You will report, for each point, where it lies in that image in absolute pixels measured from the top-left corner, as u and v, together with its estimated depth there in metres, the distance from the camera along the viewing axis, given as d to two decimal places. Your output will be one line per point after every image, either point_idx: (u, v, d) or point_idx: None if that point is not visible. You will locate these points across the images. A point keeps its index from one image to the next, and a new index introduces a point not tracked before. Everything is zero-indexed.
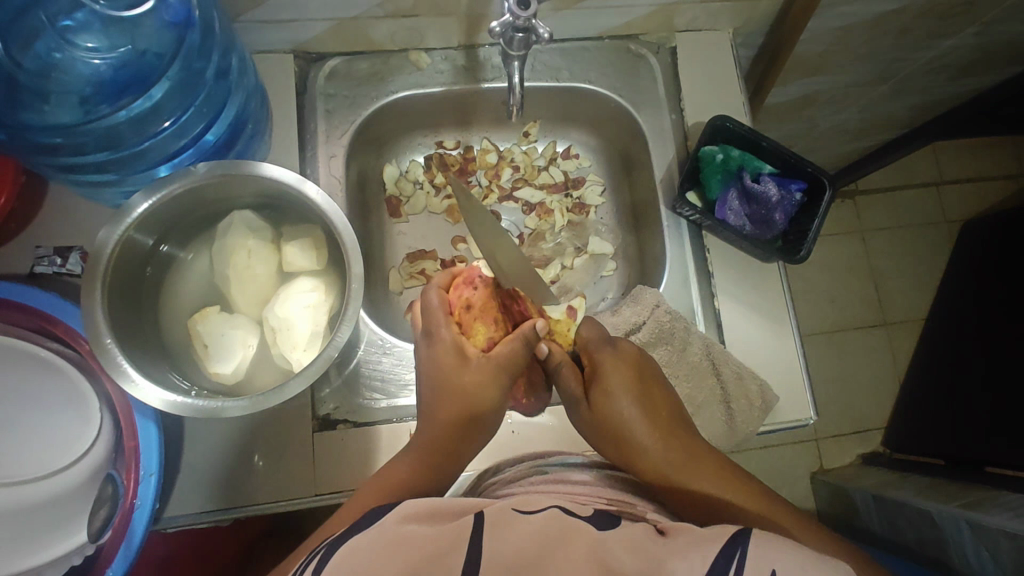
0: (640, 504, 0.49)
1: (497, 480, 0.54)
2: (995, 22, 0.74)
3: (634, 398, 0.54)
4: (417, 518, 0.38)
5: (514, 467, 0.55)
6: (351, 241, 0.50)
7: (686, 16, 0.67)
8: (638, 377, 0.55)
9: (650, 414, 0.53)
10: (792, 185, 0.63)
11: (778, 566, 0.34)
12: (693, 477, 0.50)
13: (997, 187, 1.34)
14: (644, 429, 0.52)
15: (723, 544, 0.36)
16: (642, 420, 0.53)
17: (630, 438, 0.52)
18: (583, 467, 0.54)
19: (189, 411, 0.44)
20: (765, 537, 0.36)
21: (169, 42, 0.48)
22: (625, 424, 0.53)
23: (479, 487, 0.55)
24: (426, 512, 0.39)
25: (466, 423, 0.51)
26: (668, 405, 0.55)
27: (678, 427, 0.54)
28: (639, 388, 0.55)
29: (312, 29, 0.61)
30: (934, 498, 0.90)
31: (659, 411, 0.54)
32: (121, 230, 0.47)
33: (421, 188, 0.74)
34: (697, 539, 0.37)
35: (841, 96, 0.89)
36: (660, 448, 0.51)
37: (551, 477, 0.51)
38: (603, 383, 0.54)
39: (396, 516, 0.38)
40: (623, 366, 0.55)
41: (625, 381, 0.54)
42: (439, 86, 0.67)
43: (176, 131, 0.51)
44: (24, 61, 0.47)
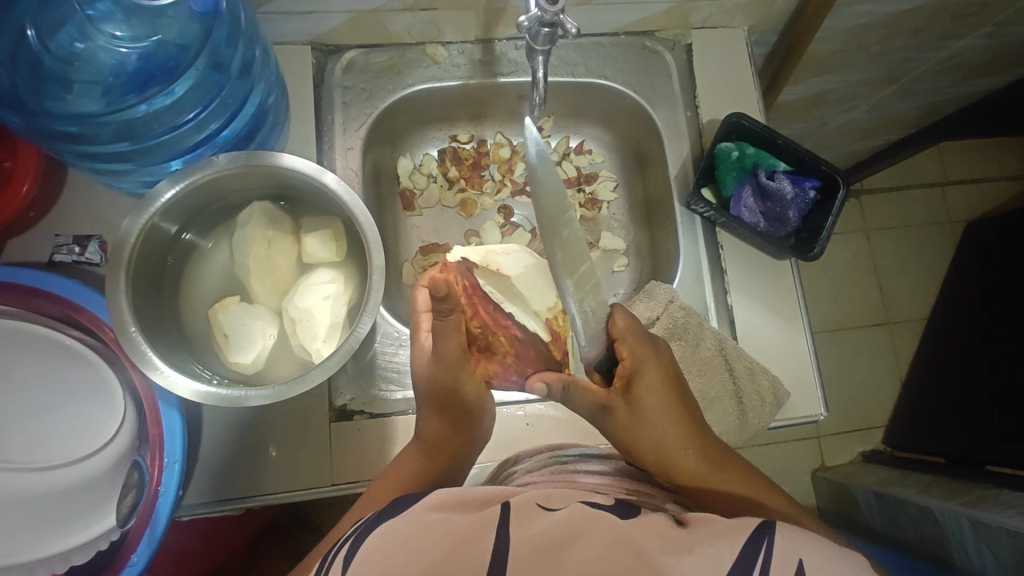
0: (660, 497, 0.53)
1: (519, 469, 0.57)
2: (1007, 24, 0.75)
3: (671, 410, 0.53)
4: (445, 507, 0.40)
5: (534, 458, 0.57)
6: (373, 233, 0.50)
7: (702, 14, 0.68)
8: (670, 384, 0.54)
9: (682, 423, 0.53)
10: (805, 183, 0.64)
11: (804, 556, 0.35)
12: (717, 482, 0.53)
13: (1002, 187, 1.34)
14: (676, 435, 0.53)
15: (749, 534, 0.37)
16: (678, 438, 0.53)
17: (661, 448, 0.53)
18: (597, 459, 0.57)
19: (214, 399, 0.45)
20: (788, 529, 0.37)
21: (195, 34, 0.49)
22: (655, 432, 0.53)
23: (500, 476, 0.57)
24: (456, 502, 0.41)
25: (460, 421, 0.54)
26: (695, 412, 0.55)
27: (702, 430, 0.54)
28: (672, 395, 0.54)
29: (330, 21, 0.61)
30: (936, 495, 0.91)
31: (687, 419, 0.54)
32: (144, 218, 0.47)
33: (434, 182, 0.75)
34: (719, 530, 0.38)
35: (851, 95, 0.89)
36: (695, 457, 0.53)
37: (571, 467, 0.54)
38: (640, 399, 0.53)
39: (425, 505, 0.40)
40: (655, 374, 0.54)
41: (661, 392, 0.53)
42: (456, 80, 0.67)
43: (198, 124, 0.51)
44: (50, 48, 0.47)
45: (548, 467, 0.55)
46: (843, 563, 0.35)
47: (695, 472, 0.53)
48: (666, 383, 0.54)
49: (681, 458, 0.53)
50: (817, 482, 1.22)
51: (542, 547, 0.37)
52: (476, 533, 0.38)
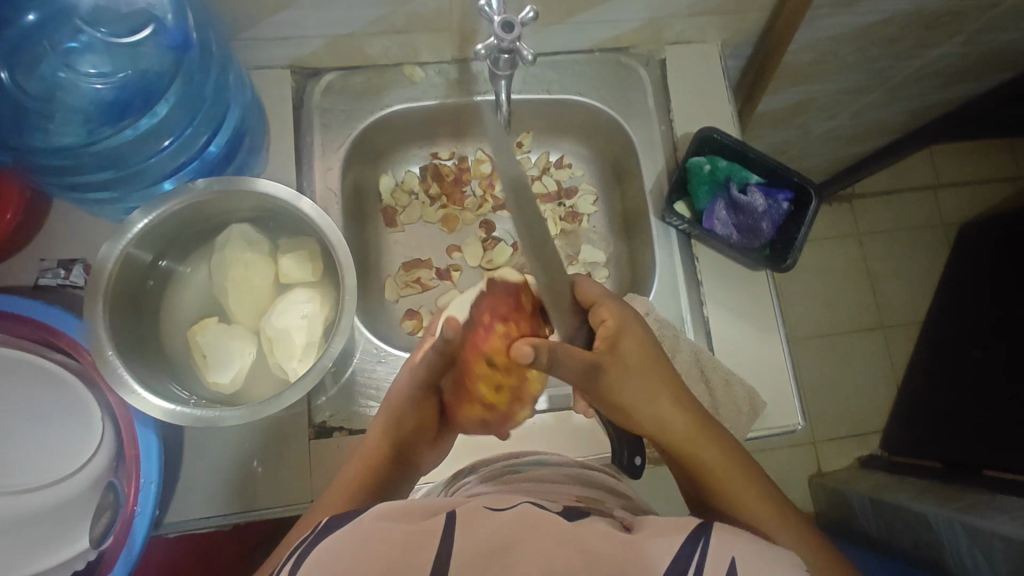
0: (607, 501, 0.49)
1: (472, 479, 0.54)
2: (982, 31, 0.75)
3: (644, 376, 0.52)
4: (391, 516, 0.38)
5: (492, 466, 0.55)
6: (345, 254, 0.51)
7: (674, 29, 0.69)
8: (648, 356, 0.53)
9: (660, 381, 0.53)
10: (778, 195, 0.65)
11: (736, 554, 0.36)
12: (709, 459, 0.51)
13: (993, 191, 1.34)
14: (667, 401, 0.52)
15: (690, 532, 0.38)
16: (665, 402, 0.52)
17: (648, 411, 0.52)
18: (554, 465, 0.55)
19: (190, 420, 0.46)
20: (729, 531, 0.38)
21: (168, 63, 0.50)
22: (623, 397, 0.51)
23: (453, 488, 0.55)
24: (401, 510, 0.39)
25: (400, 447, 0.54)
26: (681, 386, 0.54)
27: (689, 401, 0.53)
28: (644, 366, 0.52)
29: (307, 46, 0.62)
30: (928, 501, 0.90)
31: (669, 385, 0.53)
32: (121, 245, 0.49)
33: (416, 198, 0.76)
34: (663, 528, 0.39)
35: (832, 104, 0.90)
36: (685, 423, 0.52)
37: (524, 477, 0.51)
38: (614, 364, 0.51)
39: (373, 513, 0.38)
40: (627, 347, 0.52)
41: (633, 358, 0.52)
42: (432, 99, 0.68)
43: (177, 148, 0.53)
44: (28, 85, 0.48)
45: (501, 475, 0.53)
46: (772, 558, 0.37)
47: (680, 435, 0.52)
48: (642, 351, 0.53)
49: (669, 422, 0.52)
50: (812, 488, 1.21)
51: (491, 549, 0.37)
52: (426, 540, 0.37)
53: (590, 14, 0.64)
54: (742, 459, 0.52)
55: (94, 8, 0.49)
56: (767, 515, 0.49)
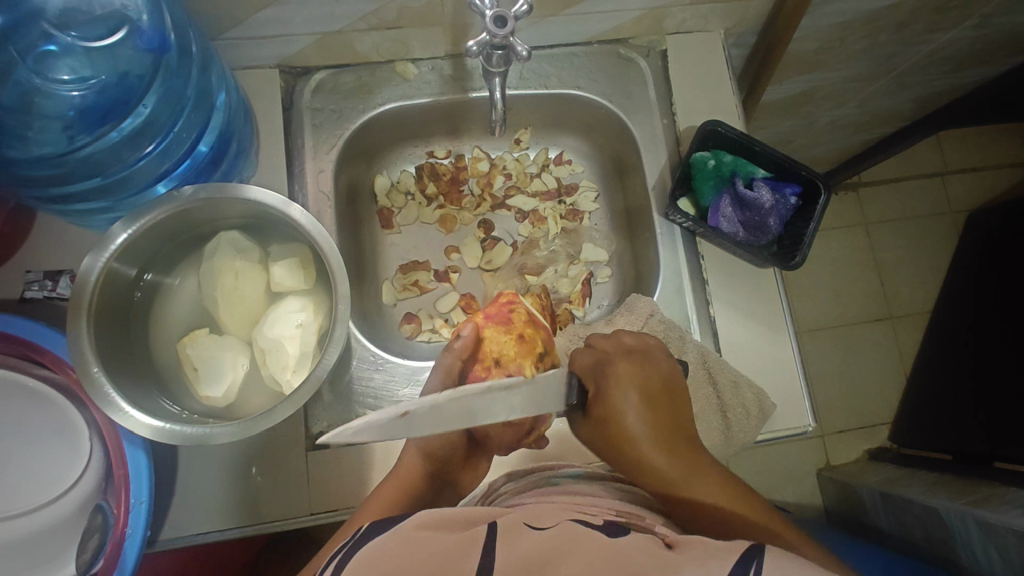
0: (648, 517, 0.46)
1: (507, 488, 0.53)
2: (995, 14, 0.72)
3: (648, 414, 0.50)
4: (429, 526, 0.38)
5: (524, 478, 0.54)
6: (336, 261, 0.49)
7: (675, 19, 0.66)
8: (653, 386, 0.52)
9: (659, 412, 0.50)
10: (787, 189, 0.62)
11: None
12: (694, 485, 0.47)
13: (1005, 175, 1.31)
14: (648, 433, 0.49)
15: (741, 555, 0.34)
16: (651, 430, 0.49)
17: (643, 457, 0.48)
18: (590, 480, 0.53)
19: (179, 439, 0.44)
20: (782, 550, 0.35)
21: (147, 66, 0.48)
22: (624, 429, 0.50)
23: (489, 496, 0.54)
24: (440, 521, 0.38)
25: (439, 470, 0.54)
26: (685, 428, 0.51)
27: (682, 439, 0.50)
28: (654, 404, 0.51)
29: (296, 44, 0.60)
30: (943, 494, 0.88)
31: (668, 429, 0.50)
32: (104, 259, 0.47)
33: (412, 199, 0.74)
34: (709, 550, 0.36)
35: (839, 92, 0.87)
36: (663, 458, 0.48)
37: (561, 489, 0.49)
38: (610, 388, 0.51)
39: (413, 522, 0.38)
40: (630, 376, 0.52)
41: (638, 399, 0.50)
42: (426, 97, 0.66)
43: (160, 155, 0.51)
44: (2, 95, 0.47)
45: (537, 486, 0.51)
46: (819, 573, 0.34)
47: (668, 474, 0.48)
48: (648, 386, 0.52)
49: (652, 461, 0.48)
50: (821, 482, 1.20)
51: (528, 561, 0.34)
52: (458, 547, 0.36)
53: (587, 4, 0.62)
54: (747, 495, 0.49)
55: (62, 11, 0.47)
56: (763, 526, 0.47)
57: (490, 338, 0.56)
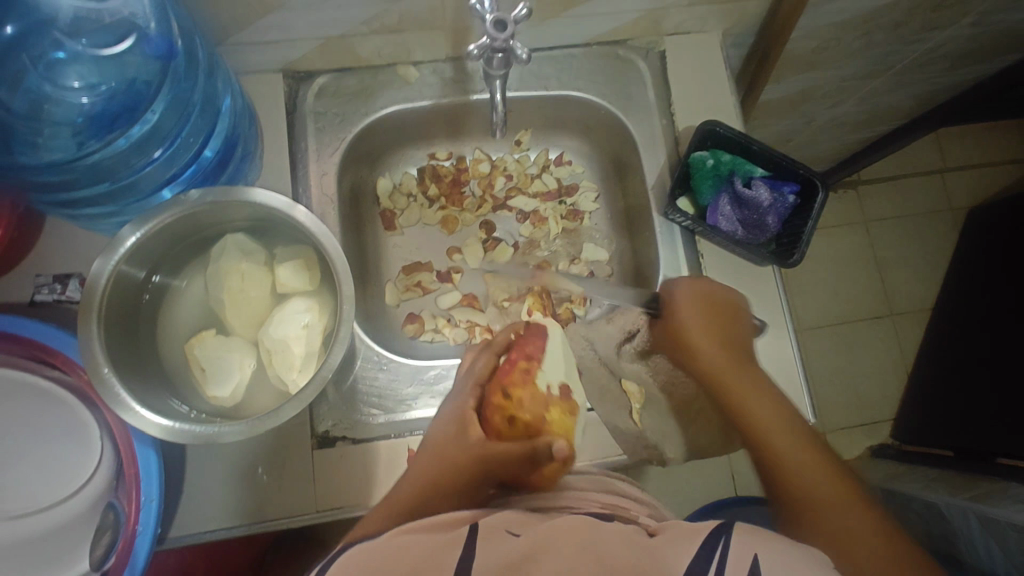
0: (631, 509, 0.46)
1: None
2: (990, 12, 0.73)
3: (721, 348, 0.55)
4: (415, 530, 0.38)
5: None
6: (340, 261, 0.50)
7: (673, 20, 0.67)
8: (725, 328, 0.56)
9: (727, 357, 0.55)
10: (783, 188, 0.63)
11: (759, 551, 0.35)
12: (779, 442, 0.49)
13: (1005, 171, 1.31)
14: (745, 377, 0.53)
15: (708, 536, 0.37)
16: (736, 372, 0.54)
17: (748, 405, 0.52)
18: (575, 473, 0.53)
19: (187, 437, 0.45)
20: (751, 530, 0.37)
21: (153, 72, 0.49)
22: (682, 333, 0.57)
23: None
24: (426, 525, 0.38)
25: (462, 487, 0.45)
26: (745, 347, 0.56)
27: (758, 376, 0.54)
28: (715, 325, 0.56)
29: (300, 49, 0.61)
30: (944, 489, 0.89)
31: (732, 355, 0.55)
32: (113, 261, 0.48)
33: (414, 200, 0.75)
34: (683, 533, 0.38)
35: (837, 90, 0.88)
36: (744, 380, 0.53)
37: (544, 485, 0.49)
38: (679, 304, 0.58)
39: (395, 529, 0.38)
40: (695, 304, 0.57)
41: (698, 318, 0.56)
42: (428, 99, 0.67)
43: (167, 160, 0.52)
44: (13, 102, 0.48)
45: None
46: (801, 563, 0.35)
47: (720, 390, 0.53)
48: (712, 304, 0.57)
49: (745, 397, 0.52)
50: None
51: (513, 557, 0.35)
52: (447, 548, 0.36)
53: (585, 7, 0.63)
54: (816, 453, 0.49)
55: (72, 19, 0.47)
56: (835, 497, 0.46)
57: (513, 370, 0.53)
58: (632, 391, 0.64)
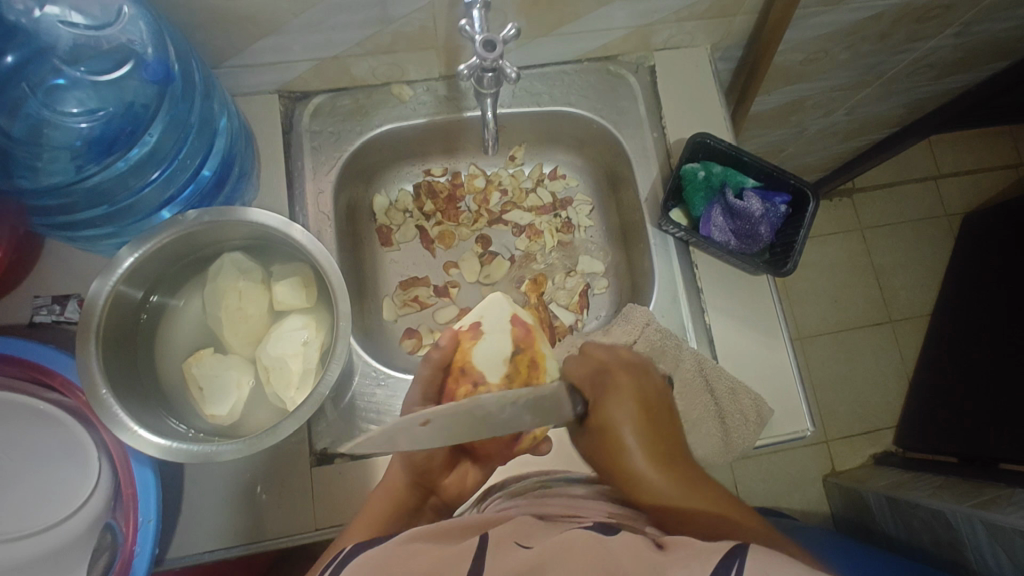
0: (639, 515, 0.46)
1: (502, 494, 0.53)
2: (974, 23, 0.74)
3: (641, 436, 0.48)
4: (423, 538, 0.38)
5: (518, 484, 0.54)
6: (337, 278, 0.51)
7: (662, 36, 0.68)
8: (645, 407, 0.50)
9: (655, 451, 0.48)
10: (776, 198, 0.64)
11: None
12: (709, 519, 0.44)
13: (997, 178, 1.33)
14: (643, 460, 0.47)
15: (723, 555, 0.34)
16: (639, 451, 0.47)
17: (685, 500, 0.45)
18: (583, 482, 0.53)
19: (186, 457, 0.45)
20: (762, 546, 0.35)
21: (150, 96, 0.50)
22: (619, 447, 0.48)
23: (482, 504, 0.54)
24: (433, 533, 0.39)
25: (421, 479, 0.52)
26: (675, 443, 0.49)
27: (676, 453, 0.49)
28: (645, 418, 0.50)
29: (295, 70, 0.62)
30: (949, 496, 0.88)
31: (657, 447, 0.48)
32: (112, 282, 0.48)
33: (410, 217, 0.75)
34: (694, 551, 0.36)
35: (827, 101, 0.89)
36: (657, 479, 0.46)
37: (552, 491, 0.50)
38: (606, 399, 0.51)
39: (403, 536, 0.39)
40: (624, 389, 0.51)
41: (631, 412, 0.50)
42: (422, 117, 0.68)
43: (165, 181, 0.53)
44: (12, 128, 0.49)
45: (529, 490, 0.51)
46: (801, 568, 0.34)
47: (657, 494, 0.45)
48: (643, 395, 0.51)
49: (641, 479, 0.46)
50: (827, 487, 1.19)
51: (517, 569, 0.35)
52: (447, 561, 0.36)
53: (574, 25, 0.64)
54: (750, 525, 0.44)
55: (72, 46, 0.48)
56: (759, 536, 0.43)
57: (459, 349, 0.54)
58: None
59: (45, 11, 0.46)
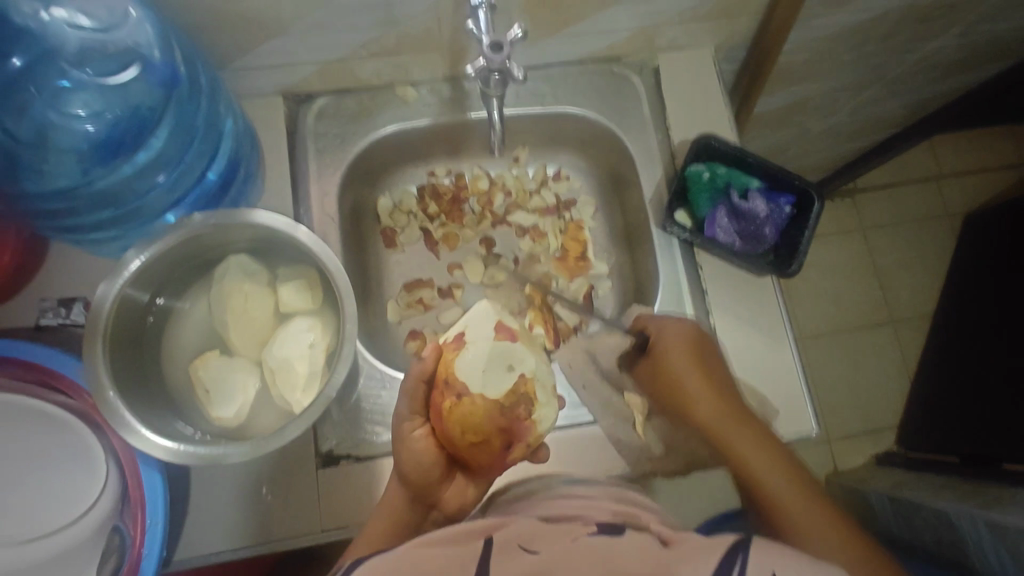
0: (645, 517, 0.46)
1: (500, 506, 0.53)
2: (978, 23, 0.74)
3: (703, 382, 0.58)
4: (432, 543, 0.38)
5: (521, 491, 0.53)
6: (344, 280, 0.51)
7: (666, 37, 0.68)
8: (698, 361, 0.58)
9: (710, 394, 0.58)
10: (780, 199, 0.64)
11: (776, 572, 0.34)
12: (762, 471, 0.55)
13: (999, 177, 1.33)
14: (705, 404, 0.57)
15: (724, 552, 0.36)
16: (701, 394, 0.58)
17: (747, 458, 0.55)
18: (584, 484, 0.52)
19: (193, 459, 0.45)
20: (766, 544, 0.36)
21: (157, 99, 0.50)
22: (682, 389, 0.59)
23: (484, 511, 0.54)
24: (441, 538, 0.39)
25: (420, 495, 0.53)
26: (723, 383, 0.58)
27: (732, 397, 0.58)
28: (699, 366, 0.58)
29: (299, 72, 0.62)
30: (952, 496, 0.88)
31: (711, 386, 0.58)
32: (119, 285, 0.48)
33: (414, 218, 0.75)
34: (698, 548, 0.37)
35: (830, 101, 0.89)
36: (711, 414, 0.57)
37: (555, 494, 0.49)
38: (666, 351, 0.59)
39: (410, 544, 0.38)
40: (681, 346, 0.59)
41: (686, 357, 0.58)
42: (425, 118, 0.68)
43: (171, 184, 0.53)
44: (18, 131, 0.49)
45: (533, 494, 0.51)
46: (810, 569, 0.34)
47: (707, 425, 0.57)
48: (698, 347, 0.59)
49: (699, 409, 0.58)
50: (830, 488, 1.19)
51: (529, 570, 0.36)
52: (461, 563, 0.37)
53: (579, 26, 0.64)
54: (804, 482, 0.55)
55: (78, 49, 0.48)
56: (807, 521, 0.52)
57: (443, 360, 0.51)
58: (634, 403, 0.63)
59: (51, 13, 0.46)
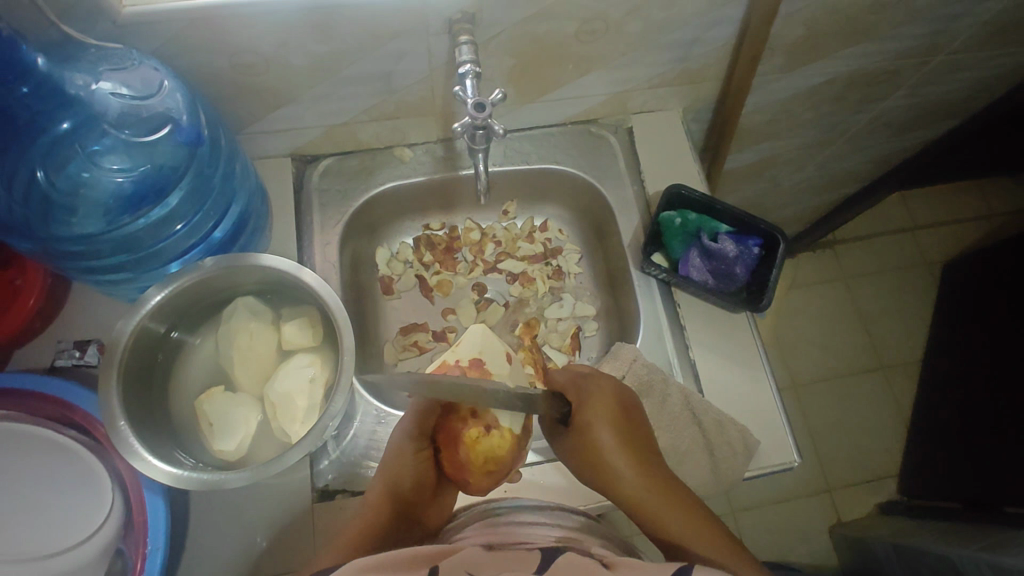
0: (587, 541, 0.49)
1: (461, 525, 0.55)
2: (920, 86, 0.83)
3: (617, 434, 0.55)
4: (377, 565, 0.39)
5: (475, 511, 0.57)
6: (343, 315, 0.55)
7: (637, 101, 0.76)
8: (621, 418, 0.56)
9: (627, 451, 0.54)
10: (748, 241, 0.69)
11: None
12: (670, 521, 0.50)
13: (968, 227, 1.40)
14: (621, 461, 0.53)
15: None
16: (619, 453, 0.54)
17: (657, 514, 0.51)
18: (538, 508, 0.55)
19: (196, 485, 0.48)
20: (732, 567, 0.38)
21: (181, 157, 0.56)
22: (602, 451, 0.54)
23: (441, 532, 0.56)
24: (389, 560, 0.40)
25: (409, 506, 0.54)
26: (644, 440, 0.56)
27: (653, 459, 0.55)
28: (620, 421, 0.56)
29: (306, 136, 0.69)
30: (953, 541, 0.87)
31: (633, 445, 0.55)
32: (135, 320, 0.53)
33: (410, 267, 0.80)
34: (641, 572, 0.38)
35: (796, 157, 0.96)
36: (633, 481, 0.53)
37: (510, 521, 0.51)
38: (588, 405, 0.57)
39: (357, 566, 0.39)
40: (606, 399, 0.57)
41: (608, 416, 0.56)
42: (422, 175, 0.74)
43: (189, 231, 0.59)
44: (57, 181, 0.54)
45: (485, 517, 0.54)
46: None
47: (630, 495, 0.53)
48: (621, 403, 0.58)
49: (615, 473, 0.53)
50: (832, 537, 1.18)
51: None
52: None
53: (558, 92, 0.72)
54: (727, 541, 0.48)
55: (119, 114, 0.54)
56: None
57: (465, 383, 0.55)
58: None
59: (99, 84, 0.52)
